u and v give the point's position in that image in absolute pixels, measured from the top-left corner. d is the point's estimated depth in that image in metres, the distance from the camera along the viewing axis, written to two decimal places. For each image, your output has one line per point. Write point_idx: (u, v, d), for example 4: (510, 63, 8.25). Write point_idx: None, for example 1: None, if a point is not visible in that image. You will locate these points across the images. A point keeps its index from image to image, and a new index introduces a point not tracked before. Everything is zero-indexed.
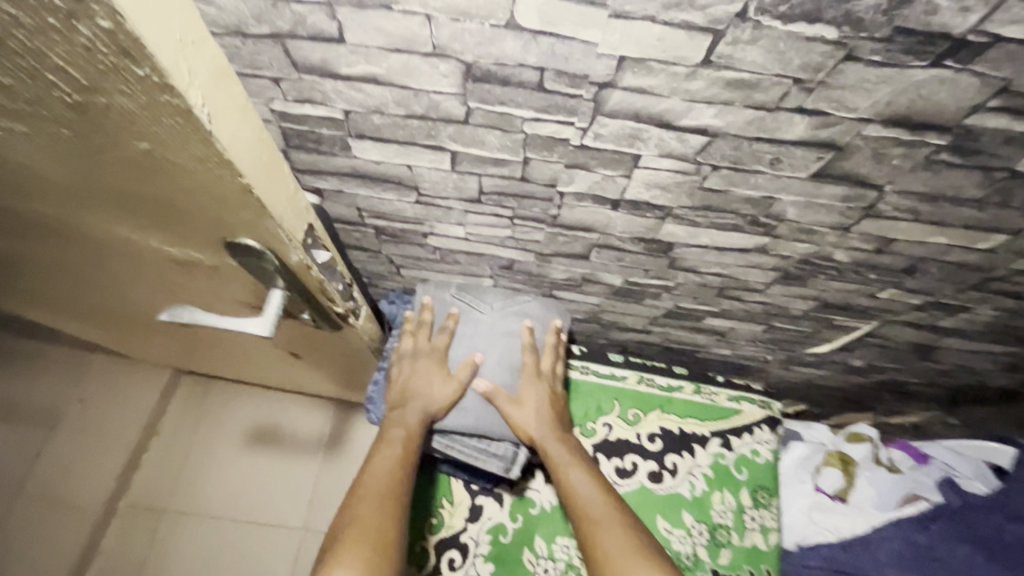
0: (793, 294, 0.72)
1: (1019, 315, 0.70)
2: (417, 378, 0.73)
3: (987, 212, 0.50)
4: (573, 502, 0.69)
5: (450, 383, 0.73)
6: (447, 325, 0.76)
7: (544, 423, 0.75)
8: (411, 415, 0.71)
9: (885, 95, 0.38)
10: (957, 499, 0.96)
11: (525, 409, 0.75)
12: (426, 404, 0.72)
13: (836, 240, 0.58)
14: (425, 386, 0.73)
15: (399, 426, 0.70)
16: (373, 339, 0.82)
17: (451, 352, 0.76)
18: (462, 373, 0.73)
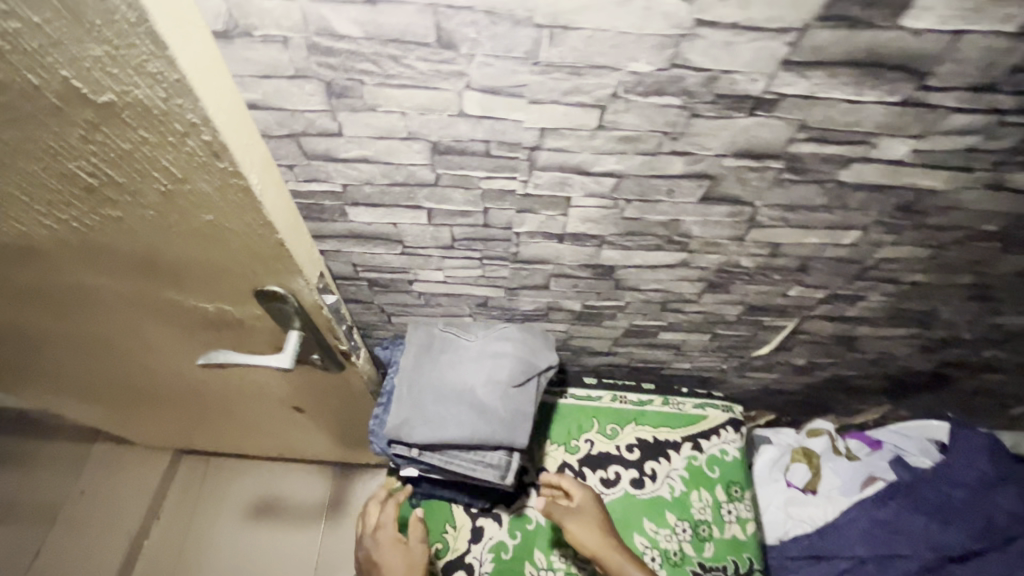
0: (722, 301, 0.87)
1: (905, 299, 0.85)
2: (383, 556, 0.84)
3: (837, 214, 0.66)
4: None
5: (415, 547, 0.85)
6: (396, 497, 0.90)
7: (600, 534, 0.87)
8: None
9: (728, 136, 0.55)
10: (908, 474, 1.05)
11: (584, 524, 0.88)
12: None
13: (737, 249, 0.73)
14: (393, 563, 0.83)
15: None
16: (371, 380, 0.91)
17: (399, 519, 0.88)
18: (415, 536, 0.86)
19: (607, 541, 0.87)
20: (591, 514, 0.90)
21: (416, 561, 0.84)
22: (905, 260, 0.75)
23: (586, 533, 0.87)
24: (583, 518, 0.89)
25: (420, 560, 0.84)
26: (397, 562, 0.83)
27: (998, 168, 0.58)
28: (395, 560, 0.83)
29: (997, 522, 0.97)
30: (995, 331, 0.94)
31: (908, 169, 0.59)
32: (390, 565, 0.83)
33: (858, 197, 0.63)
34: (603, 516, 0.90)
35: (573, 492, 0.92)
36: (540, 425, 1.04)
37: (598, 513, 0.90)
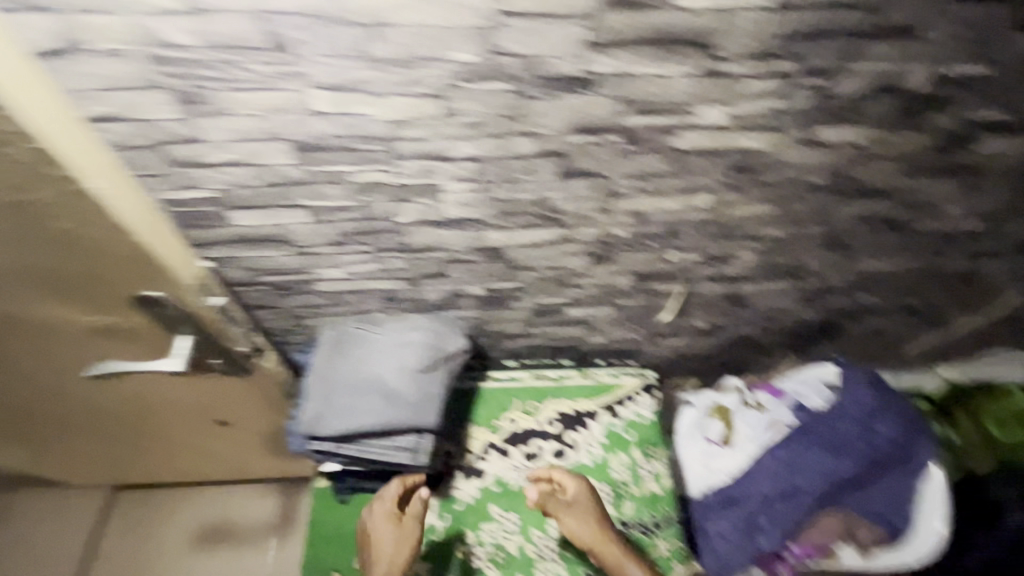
0: (612, 272, 0.94)
1: (772, 254, 0.93)
2: (377, 532, 0.88)
3: (684, 180, 0.74)
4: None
5: (410, 525, 0.89)
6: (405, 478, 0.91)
7: (593, 527, 0.92)
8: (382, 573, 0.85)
9: (564, 115, 0.61)
10: (807, 417, 1.13)
11: (576, 519, 0.92)
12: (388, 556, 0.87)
13: (608, 220, 0.80)
14: (386, 538, 0.87)
15: None
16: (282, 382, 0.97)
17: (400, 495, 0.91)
18: (415, 516, 0.89)
19: (600, 533, 0.92)
20: (585, 506, 0.94)
21: (409, 539, 0.88)
22: (759, 216, 0.83)
23: (582, 526, 0.92)
24: (576, 512, 0.93)
25: (414, 538, 0.88)
26: (391, 537, 0.87)
27: (806, 126, 0.67)
28: (389, 535, 0.88)
29: (879, 449, 1.07)
30: (860, 276, 1.04)
31: (730, 133, 0.66)
32: (383, 541, 0.88)
33: (697, 161, 0.70)
34: (597, 506, 0.94)
35: (568, 485, 0.95)
36: (464, 409, 1.08)
37: (592, 504, 0.94)
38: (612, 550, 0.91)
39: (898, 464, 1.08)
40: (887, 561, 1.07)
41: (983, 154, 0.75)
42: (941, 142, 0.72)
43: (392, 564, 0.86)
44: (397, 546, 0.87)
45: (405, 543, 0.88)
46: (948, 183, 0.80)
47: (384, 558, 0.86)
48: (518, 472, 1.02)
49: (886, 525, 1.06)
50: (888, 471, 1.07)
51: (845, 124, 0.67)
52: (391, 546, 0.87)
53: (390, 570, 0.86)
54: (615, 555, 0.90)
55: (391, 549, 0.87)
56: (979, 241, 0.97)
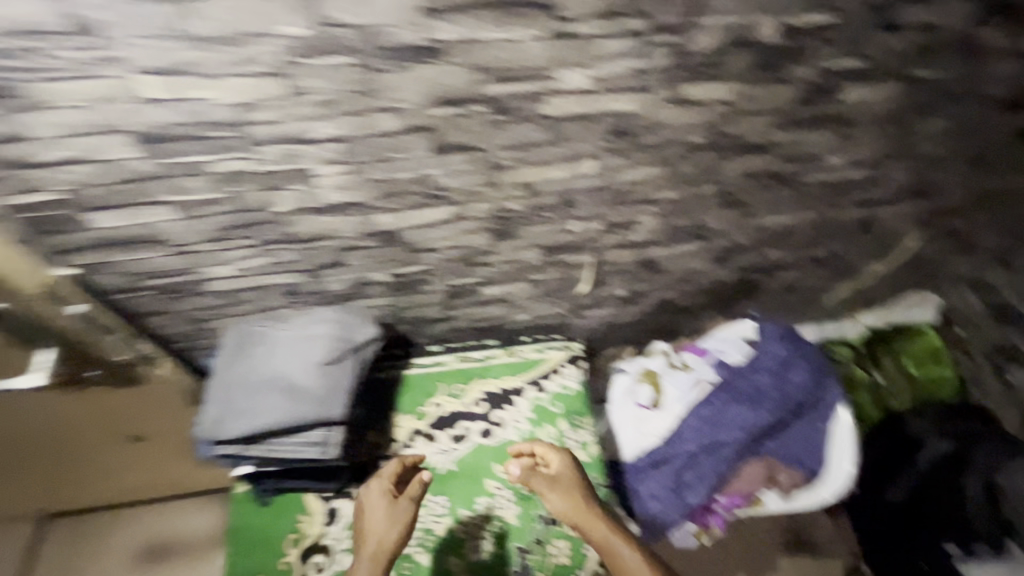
0: (518, 248, 0.93)
1: (671, 217, 0.95)
2: (369, 509, 0.88)
3: (565, 147, 0.73)
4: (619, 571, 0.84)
5: (404, 504, 0.89)
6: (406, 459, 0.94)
7: (574, 500, 0.90)
8: (370, 550, 0.84)
9: (419, 87, 0.59)
10: (727, 373, 1.16)
11: (556, 493, 0.91)
12: (376, 533, 0.85)
13: (498, 194, 0.79)
14: (379, 516, 0.87)
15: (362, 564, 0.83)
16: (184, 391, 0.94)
17: (398, 475, 0.93)
18: (410, 494, 0.90)
19: (584, 507, 0.90)
20: (569, 481, 0.93)
21: (401, 519, 0.87)
22: (650, 179, 0.84)
23: (565, 500, 0.90)
24: (559, 487, 0.92)
25: (405, 520, 0.87)
26: (383, 513, 0.87)
27: (670, 84, 0.67)
28: (383, 514, 0.87)
29: (791, 396, 1.11)
30: (763, 232, 1.08)
31: (597, 97, 0.66)
32: (374, 516, 0.87)
33: (572, 128, 0.70)
34: (581, 482, 0.93)
35: (550, 460, 0.94)
36: (388, 399, 1.07)
37: (576, 479, 0.93)
38: (599, 525, 0.88)
39: (809, 409, 1.12)
40: (807, 502, 1.12)
41: (849, 102, 0.78)
42: (806, 93, 0.74)
43: (382, 539, 0.85)
44: (389, 524, 0.86)
45: (396, 519, 0.87)
46: (824, 134, 0.83)
47: (374, 537, 0.85)
48: (445, 456, 1.02)
49: (800, 467, 1.11)
50: (799, 417, 1.12)
51: (708, 81, 0.68)
52: (383, 523, 0.86)
53: (378, 549, 0.84)
54: (600, 530, 0.88)
55: (380, 526, 0.86)
56: (867, 189, 1.01)
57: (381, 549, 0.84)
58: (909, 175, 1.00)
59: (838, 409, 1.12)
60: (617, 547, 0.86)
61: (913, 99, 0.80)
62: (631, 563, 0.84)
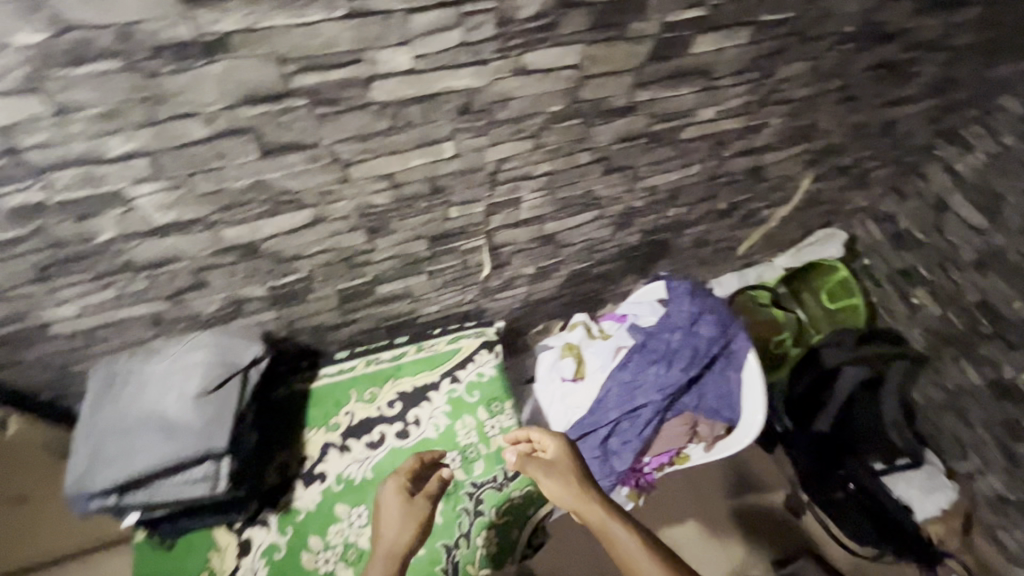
0: (400, 242, 0.89)
1: (556, 190, 0.93)
2: (383, 508, 0.87)
3: (414, 133, 0.69)
4: (617, 553, 0.81)
5: (422, 502, 0.89)
6: (427, 456, 0.95)
7: (568, 484, 0.90)
8: (385, 550, 0.84)
9: (216, 87, 0.53)
10: (640, 334, 1.19)
11: (549, 477, 0.91)
12: (392, 532, 0.85)
13: (356, 191, 0.74)
14: (394, 515, 0.86)
15: (376, 564, 0.82)
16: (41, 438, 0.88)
17: (416, 471, 0.92)
18: (430, 490, 0.90)
19: (579, 492, 0.88)
20: (564, 465, 0.93)
21: (417, 518, 0.87)
22: (519, 155, 0.80)
23: (560, 484, 0.90)
24: (551, 472, 0.91)
25: (421, 519, 0.87)
26: (399, 512, 0.87)
27: (506, 54, 0.63)
28: (399, 513, 0.87)
29: (700, 349, 1.12)
30: (656, 192, 1.07)
31: (428, 76, 0.62)
32: (390, 514, 0.86)
33: (413, 111, 0.66)
34: (576, 466, 0.93)
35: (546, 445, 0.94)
36: (295, 415, 1.01)
37: (571, 463, 0.93)
38: (595, 507, 0.87)
39: (718, 358, 1.13)
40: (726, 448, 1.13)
41: (704, 53, 0.76)
42: (657, 49, 0.71)
43: (397, 537, 0.85)
44: (403, 523, 0.85)
45: (414, 516, 0.87)
46: (688, 88, 0.82)
47: (388, 537, 0.85)
48: (360, 465, 0.98)
49: (715, 415, 1.13)
50: (710, 367, 1.13)
51: (547, 47, 0.64)
52: (397, 523, 0.85)
53: (393, 549, 0.84)
54: (597, 512, 0.86)
55: (397, 524, 0.86)
56: (747, 137, 1.01)
57: (396, 549, 0.84)
58: (785, 118, 1.01)
59: (746, 353, 1.12)
60: (614, 528, 0.84)
61: (766, 44, 0.79)
62: (628, 547, 0.80)
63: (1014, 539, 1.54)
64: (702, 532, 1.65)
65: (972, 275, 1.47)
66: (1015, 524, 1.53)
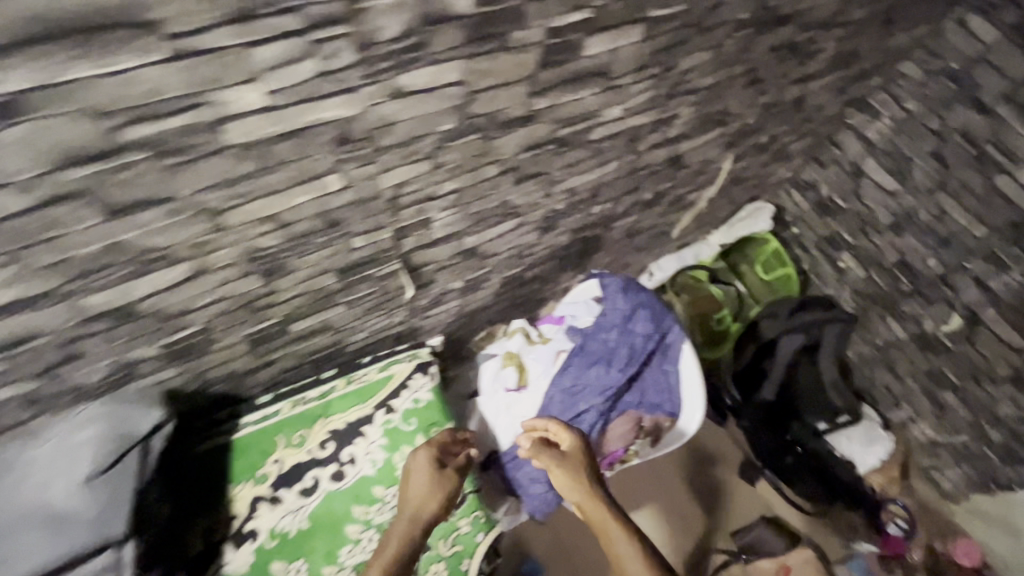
0: (305, 279, 0.82)
1: (468, 205, 0.88)
2: (411, 476, 0.93)
3: (289, 170, 0.62)
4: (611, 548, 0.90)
5: (448, 474, 0.94)
6: (456, 432, 1.01)
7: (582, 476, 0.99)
8: (410, 511, 0.90)
9: (24, 151, 0.46)
10: (579, 337, 1.17)
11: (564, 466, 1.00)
12: (415, 496, 0.91)
13: (237, 236, 0.67)
14: (422, 485, 0.92)
15: (398, 526, 0.89)
16: None
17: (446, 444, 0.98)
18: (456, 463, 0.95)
19: (587, 495, 0.96)
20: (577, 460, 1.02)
21: (443, 488, 0.93)
22: (417, 178, 0.75)
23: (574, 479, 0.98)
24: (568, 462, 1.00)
25: (445, 489, 0.93)
26: (426, 479, 0.92)
27: (376, 79, 0.57)
28: (429, 484, 0.92)
29: (637, 346, 1.12)
30: (576, 192, 1.04)
31: (289, 111, 0.55)
32: (416, 481, 0.92)
33: (282, 149, 0.59)
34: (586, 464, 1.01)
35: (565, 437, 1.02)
36: (215, 472, 0.94)
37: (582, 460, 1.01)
38: (602, 510, 0.94)
39: (655, 352, 1.13)
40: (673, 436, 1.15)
41: (598, 54, 0.72)
42: (545, 56, 0.67)
43: (422, 500, 0.91)
44: (429, 491, 0.92)
45: (436, 482, 0.92)
46: (588, 90, 0.78)
47: (414, 506, 0.91)
48: (295, 515, 0.93)
49: (657, 407, 1.14)
50: (648, 361, 1.13)
51: (421, 67, 0.59)
52: (424, 490, 0.91)
53: (417, 512, 0.91)
54: (601, 512, 0.94)
55: (422, 489, 0.92)
56: (659, 129, 0.99)
57: (421, 516, 0.90)
58: (695, 108, 0.99)
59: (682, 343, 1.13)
60: (613, 531, 0.92)
61: (661, 39, 0.76)
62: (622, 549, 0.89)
63: (948, 477, 1.65)
64: (665, 514, 1.66)
65: (890, 237, 1.52)
66: (947, 463, 1.64)
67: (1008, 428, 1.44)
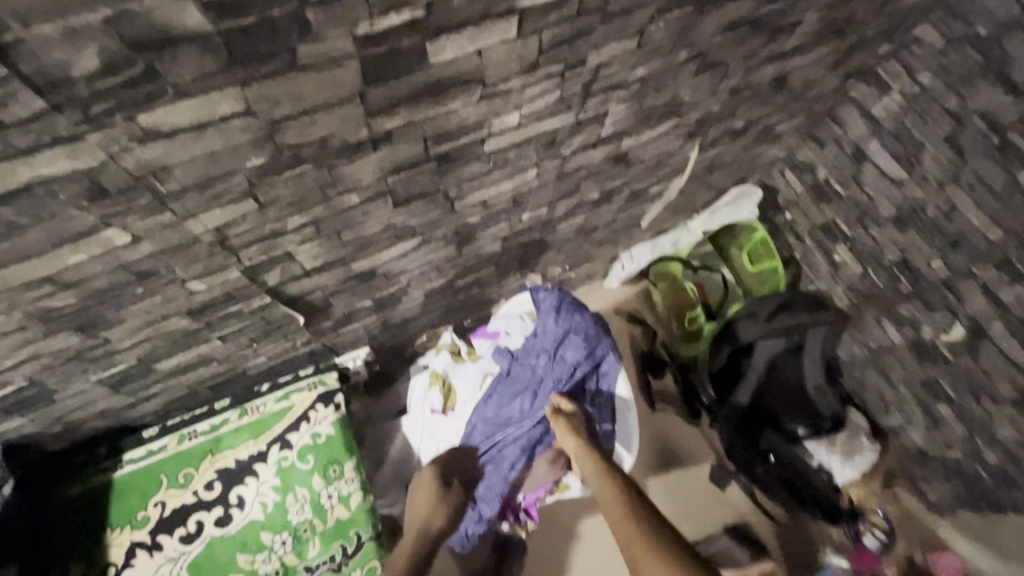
0: (142, 326, 0.71)
1: (336, 235, 0.73)
2: (420, 492, 0.98)
3: (35, 233, 0.49)
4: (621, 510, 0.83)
5: (452, 493, 0.98)
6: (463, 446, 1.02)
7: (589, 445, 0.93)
8: (417, 527, 0.95)
9: None
10: (508, 361, 1.04)
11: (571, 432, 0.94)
12: (421, 513, 0.96)
13: (9, 301, 0.56)
14: (428, 502, 0.97)
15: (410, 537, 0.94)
16: None
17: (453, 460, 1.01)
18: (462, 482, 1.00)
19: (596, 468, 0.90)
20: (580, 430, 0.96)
21: (447, 505, 0.97)
22: (244, 218, 0.61)
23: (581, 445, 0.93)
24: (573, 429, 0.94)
25: (450, 507, 0.97)
26: (430, 498, 0.97)
27: (101, 124, 0.43)
28: (433, 502, 0.97)
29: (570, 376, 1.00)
30: (491, 205, 0.88)
31: None
32: (422, 496, 0.98)
33: (7, 213, 0.46)
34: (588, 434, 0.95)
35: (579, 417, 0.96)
36: (88, 517, 0.87)
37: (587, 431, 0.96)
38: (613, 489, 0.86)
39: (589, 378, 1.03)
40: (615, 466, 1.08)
41: (454, 60, 0.55)
42: (369, 69, 0.50)
43: (429, 514, 0.96)
44: (434, 510, 0.96)
45: (443, 500, 0.98)
46: (459, 101, 0.61)
47: (420, 522, 0.95)
48: (175, 563, 0.87)
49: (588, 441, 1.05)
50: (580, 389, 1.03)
51: (171, 102, 0.44)
52: (428, 509, 0.96)
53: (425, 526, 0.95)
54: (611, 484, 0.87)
55: (429, 505, 0.97)
56: (585, 130, 0.81)
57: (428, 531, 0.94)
58: (627, 102, 0.80)
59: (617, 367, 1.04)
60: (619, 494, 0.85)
61: (547, 33, 0.58)
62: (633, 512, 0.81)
63: (934, 490, 1.49)
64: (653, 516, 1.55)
65: (890, 232, 1.30)
66: (934, 475, 1.47)
67: (1005, 450, 1.25)
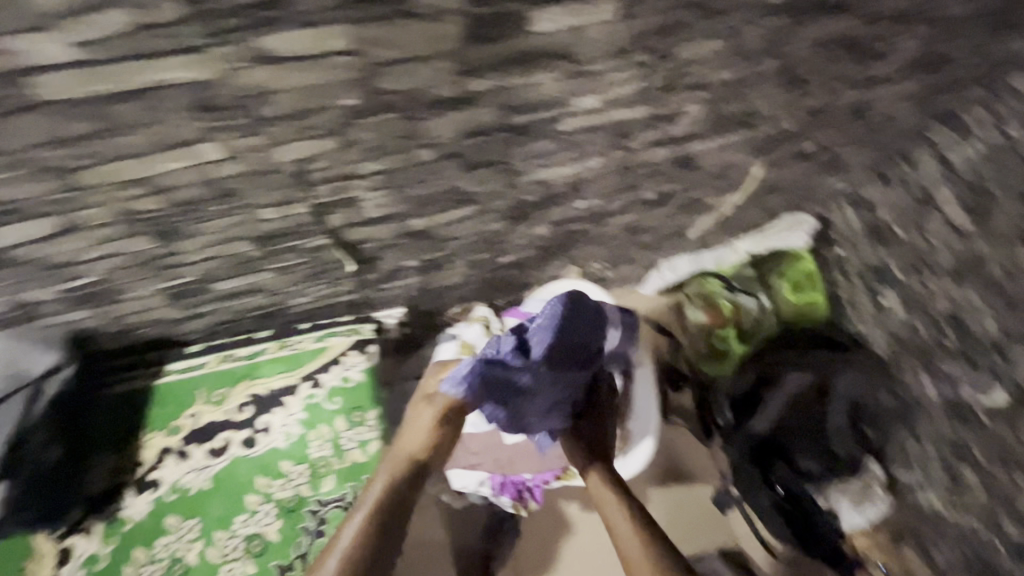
0: (211, 243, 0.75)
1: (401, 188, 0.76)
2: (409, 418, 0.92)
3: (144, 134, 0.54)
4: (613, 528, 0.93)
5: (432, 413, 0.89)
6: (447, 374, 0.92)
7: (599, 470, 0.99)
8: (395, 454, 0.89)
9: None
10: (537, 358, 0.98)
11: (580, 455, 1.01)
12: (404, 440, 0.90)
13: (105, 197, 0.61)
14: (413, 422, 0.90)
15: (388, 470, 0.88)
16: None
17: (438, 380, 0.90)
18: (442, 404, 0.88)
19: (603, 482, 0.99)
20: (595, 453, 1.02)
21: (428, 425, 0.89)
22: (325, 155, 0.64)
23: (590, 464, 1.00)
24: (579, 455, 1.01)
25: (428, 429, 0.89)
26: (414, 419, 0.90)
27: (226, 40, 0.46)
28: (419, 423, 0.89)
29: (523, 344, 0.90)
30: (550, 186, 0.89)
31: (115, 69, 0.46)
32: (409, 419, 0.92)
33: (125, 111, 0.50)
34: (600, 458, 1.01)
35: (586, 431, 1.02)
36: (132, 415, 0.94)
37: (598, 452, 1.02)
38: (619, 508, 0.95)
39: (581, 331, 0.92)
40: (636, 390, 1.13)
41: (552, 32, 0.56)
42: (473, 29, 0.52)
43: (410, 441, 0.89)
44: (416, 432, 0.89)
45: (422, 426, 0.89)
46: (546, 74, 0.62)
47: (404, 445, 0.89)
48: (199, 473, 0.93)
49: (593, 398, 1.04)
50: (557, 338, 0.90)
51: (290, 28, 0.47)
52: (410, 429, 0.89)
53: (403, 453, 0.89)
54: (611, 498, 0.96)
55: (412, 429, 0.90)
56: (657, 126, 0.82)
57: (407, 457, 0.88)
58: (707, 104, 0.80)
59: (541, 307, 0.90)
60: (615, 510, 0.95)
61: (646, 19, 0.59)
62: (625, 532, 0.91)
63: None
64: None
65: (946, 283, 1.26)
66: None
67: None
